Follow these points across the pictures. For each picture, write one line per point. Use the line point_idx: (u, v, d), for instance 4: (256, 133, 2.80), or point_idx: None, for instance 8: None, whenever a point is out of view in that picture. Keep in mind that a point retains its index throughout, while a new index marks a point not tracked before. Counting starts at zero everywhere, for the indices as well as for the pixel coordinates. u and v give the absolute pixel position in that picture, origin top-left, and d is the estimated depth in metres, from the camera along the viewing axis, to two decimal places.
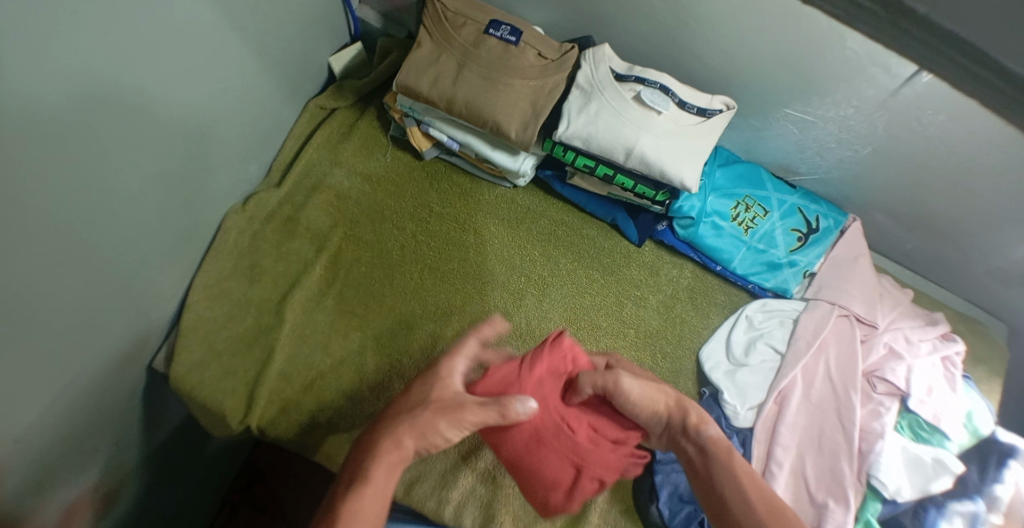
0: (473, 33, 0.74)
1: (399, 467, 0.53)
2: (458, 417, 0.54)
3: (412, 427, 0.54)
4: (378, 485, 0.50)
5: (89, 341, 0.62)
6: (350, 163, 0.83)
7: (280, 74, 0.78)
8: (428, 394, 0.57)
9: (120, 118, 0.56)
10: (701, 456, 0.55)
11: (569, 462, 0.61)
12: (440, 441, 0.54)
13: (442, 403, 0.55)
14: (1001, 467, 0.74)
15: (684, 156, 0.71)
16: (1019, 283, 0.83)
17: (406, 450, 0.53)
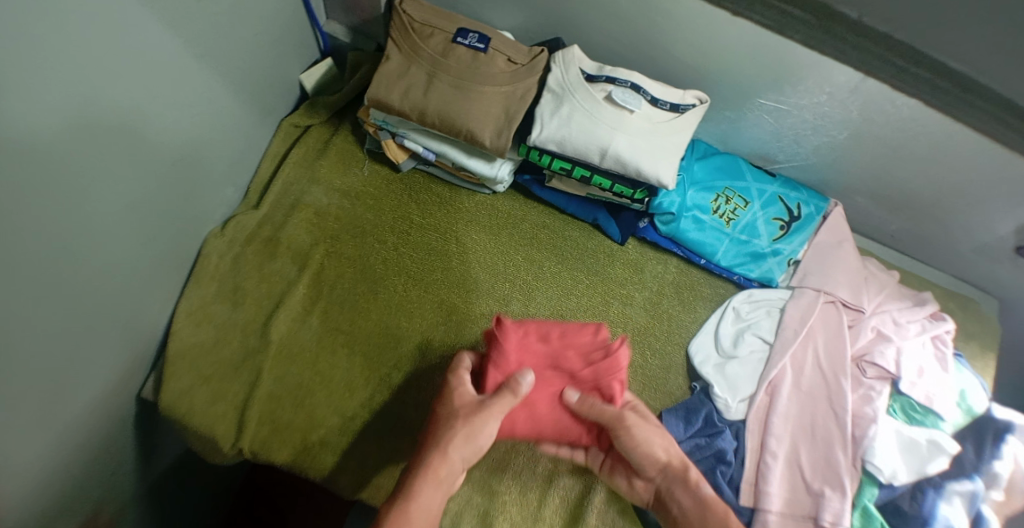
0: (441, 42, 0.73)
1: (446, 482, 0.54)
2: (488, 415, 0.57)
3: (455, 439, 0.56)
4: (424, 503, 0.52)
5: (76, 377, 0.62)
6: (328, 180, 0.83)
7: (251, 94, 0.78)
8: (460, 402, 0.60)
9: (90, 151, 0.56)
10: (696, 509, 0.58)
11: (589, 387, 0.64)
12: (480, 445, 0.57)
13: (473, 407, 0.58)
14: (996, 444, 0.75)
15: (660, 153, 0.71)
16: (1005, 258, 0.82)
17: (452, 463, 0.55)
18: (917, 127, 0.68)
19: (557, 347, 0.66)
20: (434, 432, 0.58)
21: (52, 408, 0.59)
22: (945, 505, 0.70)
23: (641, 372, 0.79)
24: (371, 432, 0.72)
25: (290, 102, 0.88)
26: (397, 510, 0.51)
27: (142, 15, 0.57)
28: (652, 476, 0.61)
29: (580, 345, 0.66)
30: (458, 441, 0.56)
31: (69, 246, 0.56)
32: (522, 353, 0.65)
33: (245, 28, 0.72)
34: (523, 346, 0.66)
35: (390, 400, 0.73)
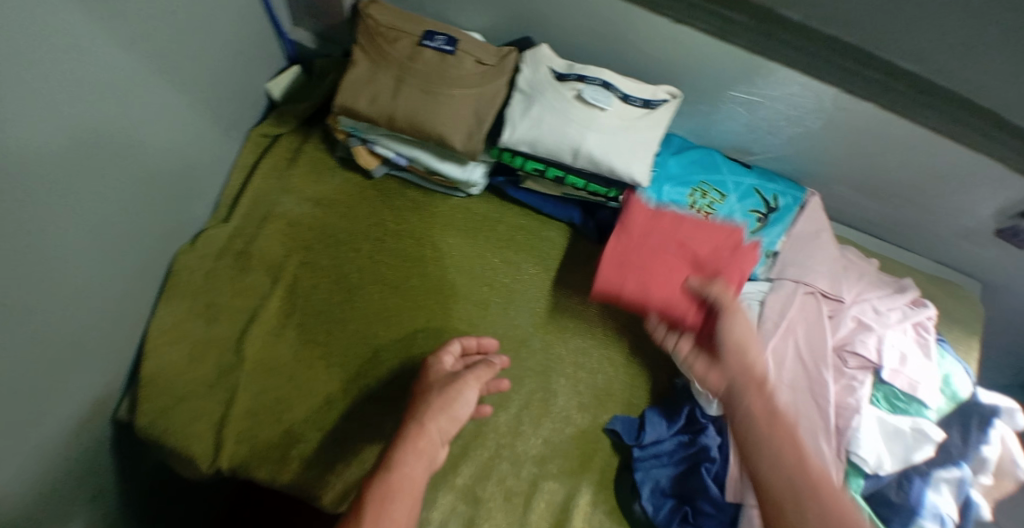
0: (408, 45, 0.72)
1: (427, 453, 0.54)
2: (463, 383, 0.61)
3: (434, 411, 0.57)
4: (409, 469, 0.51)
5: (44, 405, 0.60)
6: (300, 189, 0.82)
7: (216, 106, 0.77)
8: (438, 378, 0.63)
9: (48, 176, 0.54)
10: (766, 410, 0.48)
11: (709, 270, 0.73)
12: (457, 418, 0.59)
13: (448, 380, 0.62)
14: (984, 429, 0.75)
15: (633, 151, 0.70)
16: (986, 242, 0.82)
17: (430, 435, 0.55)
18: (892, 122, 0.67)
19: (684, 231, 0.75)
20: (411, 409, 0.59)
21: (22, 441, 0.58)
22: (933, 494, 0.71)
23: (621, 370, 0.81)
24: (353, 443, 0.71)
25: (258, 111, 0.86)
26: (381, 478, 0.50)
27: (96, 37, 0.55)
28: (731, 374, 0.53)
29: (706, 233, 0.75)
30: (436, 410, 0.57)
31: (31, 277, 0.55)
32: (647, 230, 0.75)
33: (206, 41, 0.70)
34: (649, 228, 0.75)
35: (371, 410, 0.73)
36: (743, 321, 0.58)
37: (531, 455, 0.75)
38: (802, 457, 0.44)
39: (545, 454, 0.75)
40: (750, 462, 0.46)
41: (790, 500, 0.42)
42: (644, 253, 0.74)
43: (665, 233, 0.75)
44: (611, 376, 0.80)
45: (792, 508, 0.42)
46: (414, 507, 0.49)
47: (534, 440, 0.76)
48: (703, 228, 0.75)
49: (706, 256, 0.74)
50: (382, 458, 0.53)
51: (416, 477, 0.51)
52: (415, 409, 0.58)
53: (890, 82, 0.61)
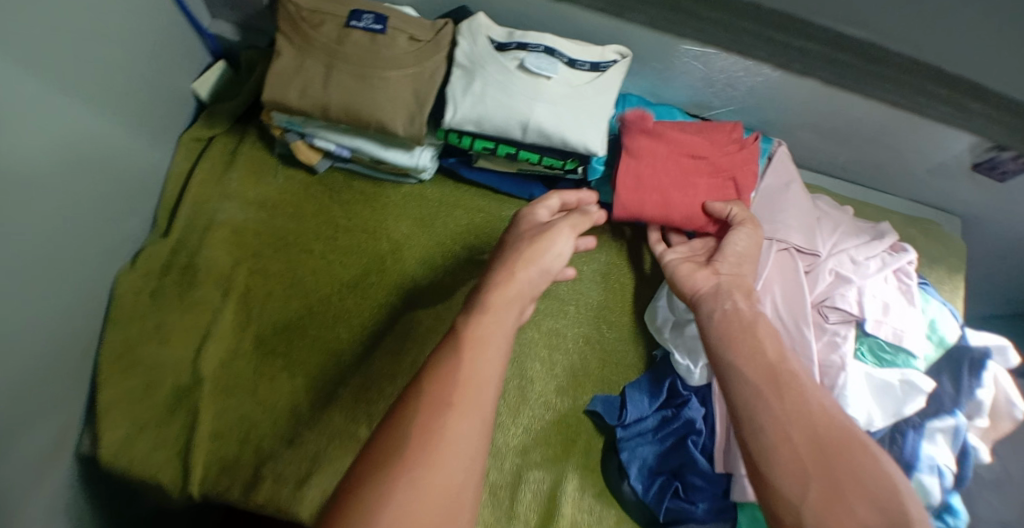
0: (335, 28, 0.67)
1: (515, 301, 0.54)
2: (557, 233, 0.59)
3: (524, 259, 0.56)
4: (496, 314, 0.52)
5: None
6: (241, 194, 0.77)
7: (140, 114, 0.72)
8: (530, 227, 0.61)
9: None
10: (748, 310, 0.61)
11: (723, 178, 0.72)
12: (551, 265, 0.58)
13: (541, 229, 0.60)
14: (977, 373, 0.72)
15: (584, 119, 0.66)
16: (963, 177, 0.79)
17: (521, 284, 0.55)
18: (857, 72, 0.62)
19: (693, 140, 0.71)
20: (506, 253, 0.58)
21: None
22: (929, 445, 0.69)
23: (598, 349, 0.78)
24: (326, 453, 0.68)
25: (186, 114, 0.81)
26: (473, 321, 0.51)
27: None
28: (720, 271, 0.65)
29: (716, 135, 0.72)
30: (530, 259, 0.57)
31: None
32: (661, 142, 0.70)
33: (118, 46, 0.65)
34: (659, 140, 0.70)
35: (341, 417, 0.69)
36: (750, 241, 0.67)
37: (512, 446, 0.71)
38: (784, 357, 0.56)
39: (526, 444, 0.71)
40: (731, 347, 0.56)
41: (769, 387, 0.52)
42: (659, 167, 0.70)
43: (676, 143, 0.71)
44: (587, 356, 0.77)
45: (765, 390, 0.52)
46: (504, 349, 0.50)
47: (514, 429, 0.72)
48: (711, 132, 0.72)
49: (719, 161, 0.72)
50: (476, 301, 0.53)
51: (506, 324, 0.52)
52: (511, 253, 0.58)
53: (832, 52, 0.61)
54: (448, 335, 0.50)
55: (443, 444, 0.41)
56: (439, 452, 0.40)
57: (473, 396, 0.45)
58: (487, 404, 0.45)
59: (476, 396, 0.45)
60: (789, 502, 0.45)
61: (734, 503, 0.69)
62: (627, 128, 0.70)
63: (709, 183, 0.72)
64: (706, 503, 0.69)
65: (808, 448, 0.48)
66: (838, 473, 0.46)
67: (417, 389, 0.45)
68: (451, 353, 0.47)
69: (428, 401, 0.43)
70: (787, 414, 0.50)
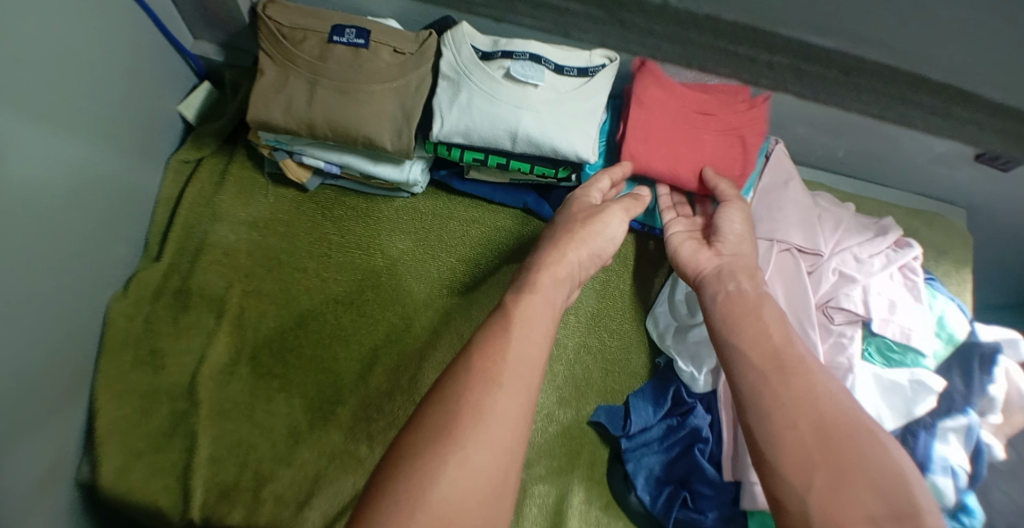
0: (317, 44, 0.66)
1: (562, 283, 0.55)
2: (609, 217, 0.61)
3: (575, 241, 0.58)
4: (544, 294, 0.52)
5: None
6: (231, 214, 0.77)
7: (125, 139, 0.71)
8: (583, 208, 0.62)
9: None
10: (753, 292, 0.58)
11: (723, 142, 0.70)
12: (602, 244, 0.60)
13: (594, 211, 0.61)
14: (988, 368, 0.71)
15: (574, 125, 0.65)
16: (964, 166, 0.77)
17: (571, 265, 0.57)
18: (851, 69, 0.60)
19: (699, 99, 0.68)
20: (554, 233, 0.60)
21: None
22: (941, 445, 0.67)
23: (599, 356, 0.76)
24: (327, 473, 0.67)
25: (173, 136, 0.81)
26: (520, 298, 0.51)
27: None
28: (721, 251, 0.63)
29: (723, 93, 0.68)
30: (582, 240, 0.58)
31: None
32: (666, 98, 0.68)
33: (99, 73, 0.64)
34: (664, 97, 0.67)
35: (342, 437, 0.68)
36: (741, 220, 0.65)
37: None
38: (791, 344, 0.53)
39: (529, 456, 0.70)
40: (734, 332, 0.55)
41: (775, 373, 0.50)
42: (661, 126, 0.69)
43: (679, 106, 0.68)
44: (588, 365, 0.76)
45: (767, 375, 0.50)
46: (550, 327, 0.50)
47: None
48: (717, 91, 0.69)
49: (723, 124, 0.69)
50: (522, 280, 0.54)
51: (553, 302, 0.52)
52: (561, 233, 0.59)
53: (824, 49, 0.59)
54: (497, 309, 0.50)
55: (492, 414, 0.41)
56: (491, 425, 0.40)
57: (521, 372, 0.44)
58: (533, 381, 0.45)
59: (526, 369, 0.45)
60: (796, 491, 0.43)
61: (744, 511, 0.67)
62: (638, 82, 0.67)
63: (708, 147, 0.70)
64: (715, 512, 0.66)
65: (812, 434, 0.45)
66: (841, 459, 0.43)
67: (466, 362, 0.44)
68: (498, 328, 0.47)
69: (485, 363, 0.44)
70: (789, 397, 0.48)
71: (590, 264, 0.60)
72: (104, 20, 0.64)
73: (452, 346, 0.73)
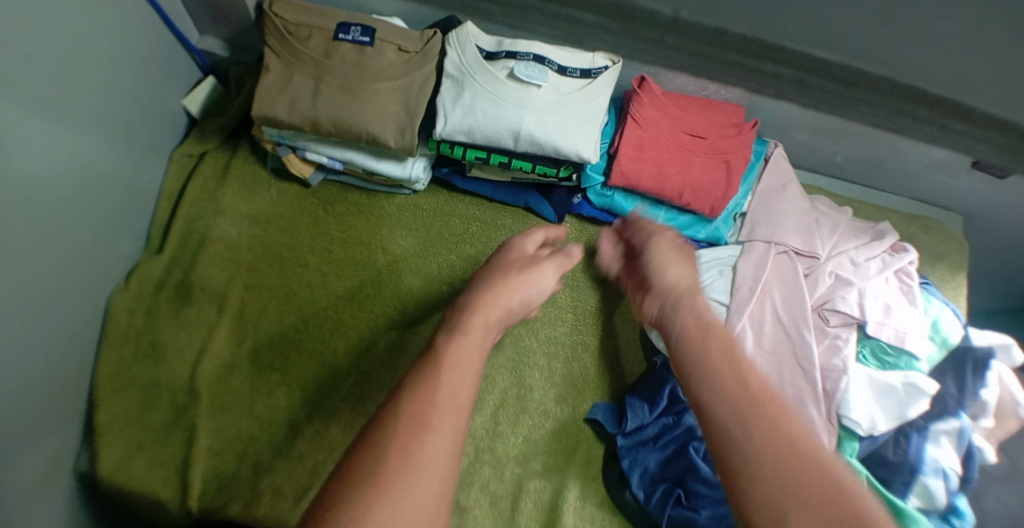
0: (322, 42, 0.66)
1: (494, 327, 0.55)
2: (540, 269, 0.64)
3: (508, 286, 0.59)
4: (479, 337, 0.52)
5: None
6: (233, 208, 0.77)
7: (128, 133, 0.71)
8: (518, 256, 0.65)
9: None
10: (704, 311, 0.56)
11: (715, 159, 0.72)
12: (532, 297, 0.62)
13: (527, 262, 0.64)
14: (981, 373, 0.71)
15: (576, 127, 0.65)
16: (961, 173, 0.78)
17: (505, 311, 0.58)
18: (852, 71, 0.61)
19: (694, 117, 0.70)
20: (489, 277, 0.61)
21: None
22: (933, 447, 0.68)
23: (597, 355, 0.77)
24: (324, 467, 0.67)
25: (178, 130, 0.81)
26: (455, 338, 0.50)
27: None
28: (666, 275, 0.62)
29: (715, 113, 0.71)
30: (516, 286, 0.60)
31: None
32: (661, 119, 0.70)
33: (106, 65, 0.65)
34: (662, 112, 0.70)
35: (340, 430, 0.69)
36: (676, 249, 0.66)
37: (513, 456, 0.70)
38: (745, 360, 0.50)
39: (527, 453, 0.71)
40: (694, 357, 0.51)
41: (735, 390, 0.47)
42: (654, 146, 0.70)
43: (675, 121, 0.70)
44: (587, 363, 0.76)
45: (761, 405, 0.44)
46: (479, 367, 0.48)
47: (514, 440, 0.71)
48: (709, 111, 0.71)
49: (716, 141, 0.71)
50: (454, 318, 0.53)
51: (483, 343, 0.52)
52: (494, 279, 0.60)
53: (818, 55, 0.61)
54: (427, 348, 0.48)
55: (424, 454, 0.39)
56: (423, 471, 0.38)
57: (451, 409, 0.43)
58: (462, 414, 0.44)
59: (454, 405, 0.43)
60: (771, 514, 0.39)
61: None
62: (635, 102, 0.69)
63: (696, 170, 0.71)
64: (710, 510, 0.66)
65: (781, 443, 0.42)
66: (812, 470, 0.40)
67: (395, 406, 0.42)
68: (428, 368, 0.46)
69: (410, 400, 0.42)
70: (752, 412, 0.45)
71: (517, 313, 0.61)
72: (111, 14, 0.64)
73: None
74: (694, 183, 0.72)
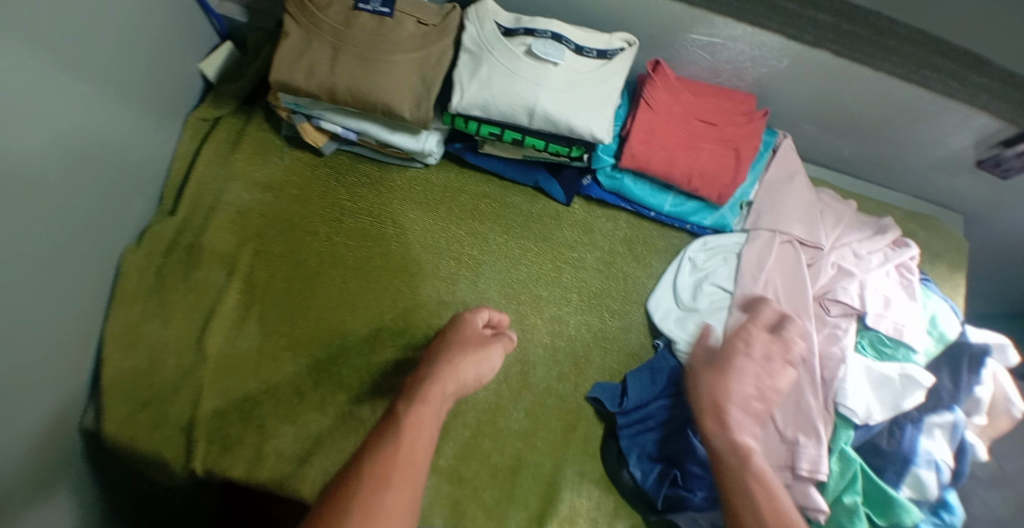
0: (342, 11, 0.67)
1: (449, 397, 0.56)
2: (491, 347, 0.61)
3: (463, 361, 0.58)
4: (434, 405, 0.53)
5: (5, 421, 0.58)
6: (247, 174, 0.78)
7: (147, 91, 0.72)
8: (471, 331, 0.62)
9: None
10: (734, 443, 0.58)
11: (726, 147, 0.73)
12: (482, 375, 0.60)
13: (481, 338, 0.62)
14: (976, 370, 0.73)
15: (591, 106, 0.66)
16: (966, 171, 0.79)
17: (462, 382, 0.57)
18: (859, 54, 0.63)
19: (707, 104, 0.72)
20: (440, 353, 0.59)
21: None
22: (927, 440, 0.70)
23: (600, 335, 0.78)
24: (326, 434, 0.68)
25: (194, 95, 0.82)
26: (411, 409, 0.52)
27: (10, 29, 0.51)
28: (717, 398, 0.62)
29: (728, 103, 0.72)
30: (469, 364, 0.58)
31: None
32: (673, 103, 0.71)
33: (128, 21, 0.66)
34: (676, 97, 0.71)
35: (344, 397, 0.70)
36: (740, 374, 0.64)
37: (513, 430, 0.71)
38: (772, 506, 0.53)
39: (527, 428, 0.72)
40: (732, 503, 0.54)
41: None
42: (666, 130, 0.71)
43: (688, 107, 0.71)
44: (589, 342, 0.77)
45: None
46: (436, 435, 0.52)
47: (515, 414, 0.72)
48: (721, 99, 0.72)
49: (727, 128, 0.72)
50: (414, 387, 0.55)
51: (439, 412, 0.54)
52: (444, 357, 0.58)
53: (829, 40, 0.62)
54: (388, 417, 0.52)
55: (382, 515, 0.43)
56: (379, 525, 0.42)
57: (410, 473, 0.47)
58: (419, 481, 0.47)
59: (410, 470, 0.47)
60: None
61: None
62: (648, 84, 0.70)
63: (706, 156, 0.72)
64: (704, 491, 0.67)
65: None
66: None
67: (356, 466, 0.46)
68: (386, 439, 0.49)
69: (372, 465, 0.46)
70: None
71: (471, 386, 0.59)
72: None
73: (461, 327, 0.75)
74: (705, 169, 0.72)
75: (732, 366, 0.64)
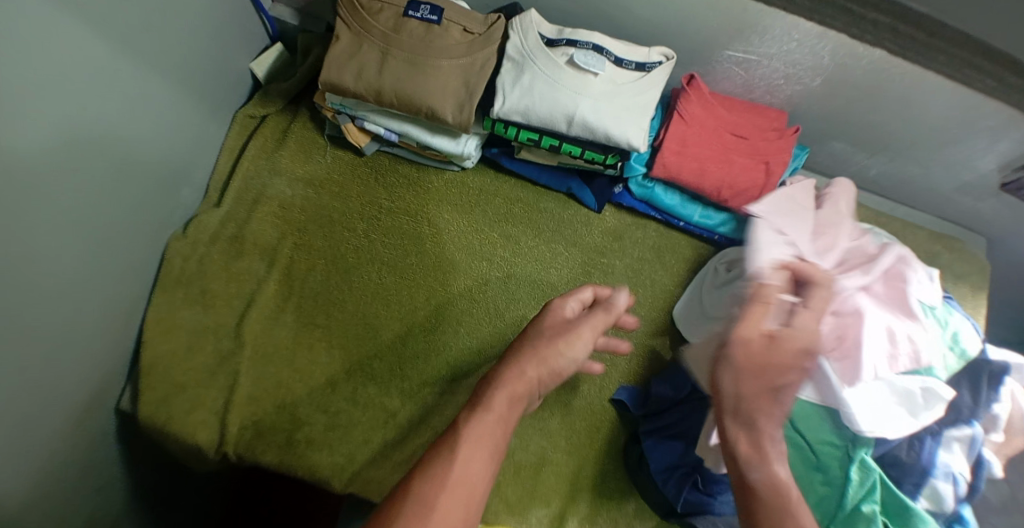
0: (392, 17, 0.70)
1: (520, 400, 0.54)
2: (576, 337, 0.58)
3: (536, 360, 0.56)
4: (499, 412, 0.52)
5: (56, 397, 0.60)
6: (290, 170, 0.81)
7: (199, 87, 0.75)
8: (554, 323, 0.59)
9: (41, 167, 0.54)
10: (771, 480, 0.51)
11: (756, 161, 0.74)
12: (572, 362, 0.58)
13: (563, 327, 0.59)
14: (995, 386, 0.74)
15: (628, 116, 0.68)
16: (990, 196, 0.81)
17: (531, 382, 0.55)
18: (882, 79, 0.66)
19: (737, 118, 0.74)
20: (521, 350, 0.57)
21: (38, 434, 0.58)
22: (945, 453, 0.71)
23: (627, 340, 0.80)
24: (356, 426, 0.70)
25: (243, 92, 0.85)
26: (473, 417, 0.51)
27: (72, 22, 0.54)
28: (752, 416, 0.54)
29: (761, 118, 0.75)
30: (546, 361, 0.56)
31: (37, 265, 0.55)
32: (707, 117, 0.73)
33: (186, 18, 0.69)
34: (710, 110, 0.73)
35: (374, 389, 0.72)
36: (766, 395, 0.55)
37: (539, 428, 0.73)
38: None
39: (552, 427, 0.74)
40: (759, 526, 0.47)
41: None
42: (697, 142, 0.73)
43: (722, 121, 0.73)
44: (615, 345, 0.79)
45: None
46: (500, 445, 0.51)
47: (541, 413, 0.74)
48: (753, 115, 0.74)
49: (759, 143, 0.74)
50: (480, 393, 0.54)
51: (506, 420, 0.52)
52: (526, 353, 0.57)
53: (858, 63, 0.65)
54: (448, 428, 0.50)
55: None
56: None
57: (466, 491, 0.45)
58: (475, 503, 0.46)
59: (466, 488, 0.45)
60: None
61: None
62: (683, 99, 0.73)
63: (736, 169, 0.74)
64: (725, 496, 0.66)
65: None
66: None
67: (409, 482, 0.45)
68: (441, 453, 0.48)
69: (425, 487, 0.44)
70: None
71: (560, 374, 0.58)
72: None
73: (503, 334, 0.76)
74: (735, 182, 0.74)
75: (781, 385, 0.55)
